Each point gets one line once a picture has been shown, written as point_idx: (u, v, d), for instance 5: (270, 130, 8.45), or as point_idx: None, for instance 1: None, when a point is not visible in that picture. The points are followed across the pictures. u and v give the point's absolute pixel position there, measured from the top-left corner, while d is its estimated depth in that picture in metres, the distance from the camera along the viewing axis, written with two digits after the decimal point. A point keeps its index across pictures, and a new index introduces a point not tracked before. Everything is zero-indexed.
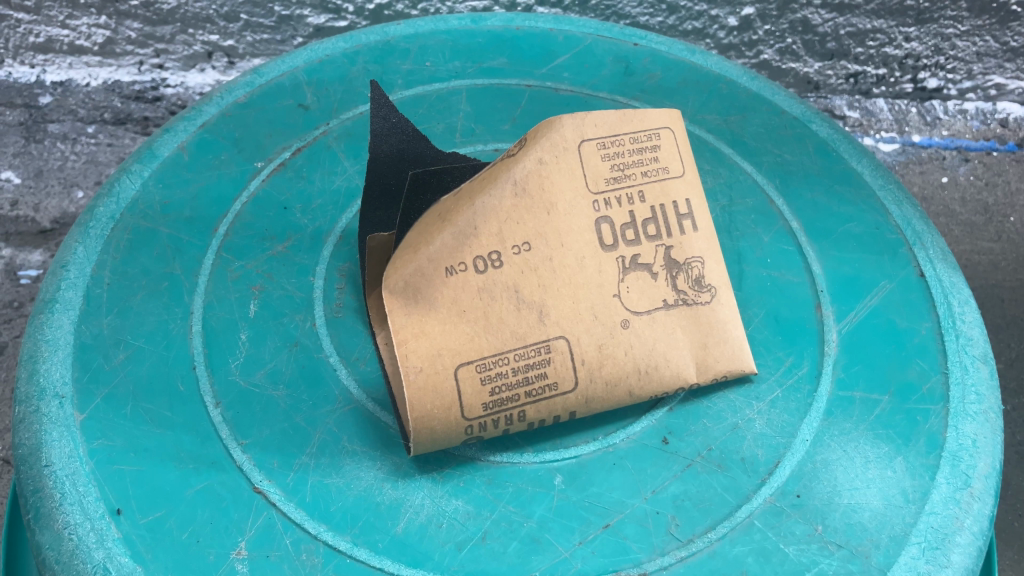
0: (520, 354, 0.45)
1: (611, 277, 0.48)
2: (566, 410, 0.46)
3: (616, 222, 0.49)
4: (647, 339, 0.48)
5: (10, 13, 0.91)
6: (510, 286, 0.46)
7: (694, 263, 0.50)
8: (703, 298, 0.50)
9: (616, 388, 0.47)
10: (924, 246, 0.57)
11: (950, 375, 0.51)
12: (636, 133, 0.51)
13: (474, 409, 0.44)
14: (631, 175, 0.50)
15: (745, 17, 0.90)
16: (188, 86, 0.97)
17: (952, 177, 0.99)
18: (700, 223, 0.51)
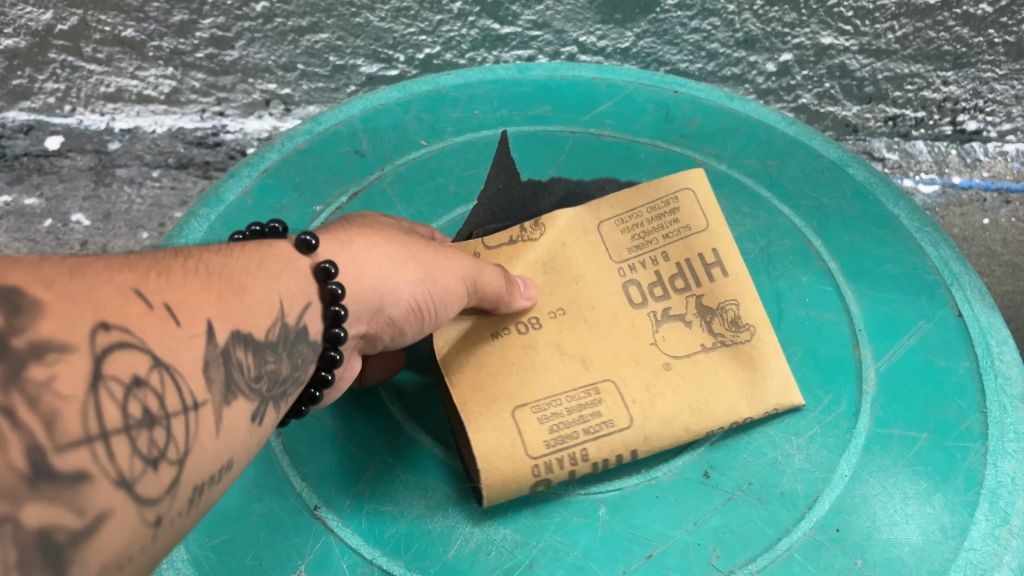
0: (571, 395, 0.49)
1: (645, 328, 0.52)
2: (628, 450, 0.48)
3: (643, 282, 0.53)
4: (693, 378, 0.51)
5: (82, 65, 0.96)
6: (552, 343, 0.50)
7: (728, 305, 0.53)
8: (742, 335, 0.52)
9: (673, 425, 0.49)
10: (961, 286, 0.58)
11: (988, 414, 0.51)
12: (653, 203, 0.55)
13: (538, 447, 0.47)
14: (653, 240, 0.54)
15: (784, 63, 0.93)
16: (246, 132, 1.03)
17: (993, 219, 0.99)
18: (730, 268, 0.54)
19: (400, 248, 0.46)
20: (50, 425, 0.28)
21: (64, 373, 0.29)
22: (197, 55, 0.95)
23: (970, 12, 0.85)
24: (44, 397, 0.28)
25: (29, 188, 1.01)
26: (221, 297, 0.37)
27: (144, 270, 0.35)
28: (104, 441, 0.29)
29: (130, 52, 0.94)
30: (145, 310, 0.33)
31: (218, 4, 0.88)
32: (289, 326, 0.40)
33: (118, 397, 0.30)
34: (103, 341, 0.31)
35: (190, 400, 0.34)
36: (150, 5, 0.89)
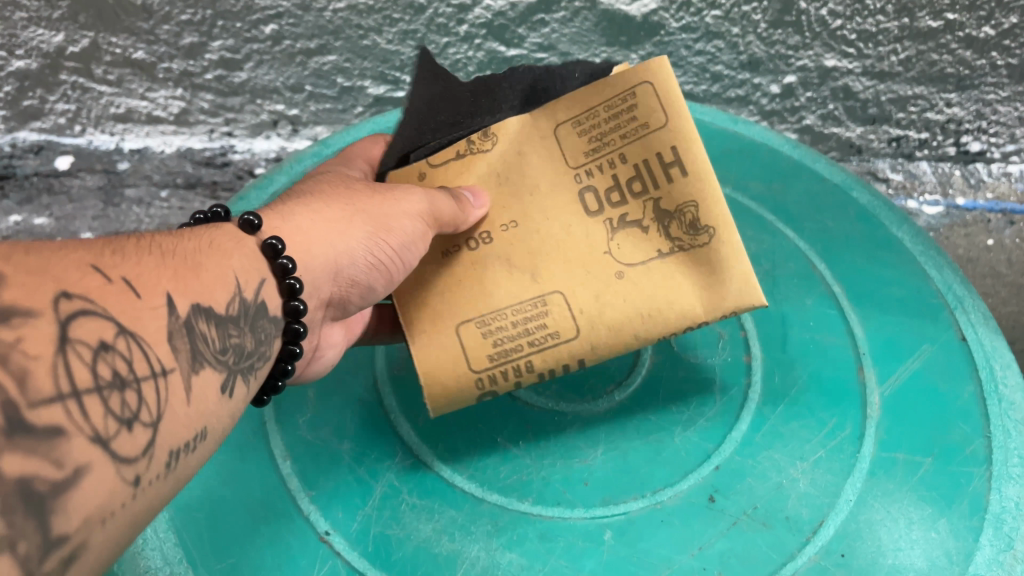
0: (519, 308, 0.50)
1: (599, 237, 0.50)
2: (574, 360, 0.50)
3: (599, 189, 0.50)
4: (645, 285, 0.50)
5: (93, 86, 0.97)
6: (502, 259, 0.50)
7: (688, 207, 0.49)
8: (701, 239, 0.49)
9: (621, 333, 0.50)
10: (965, 310, 0.58)
11: (993, 439, 0.52)
12: (610, 100, 0.49)
13: (479, 361, 0.49)
14: (609, 140, 0.50)
15: (788, 85, 0.93)
16: (254, 152, 1.04)
17: (998, 239, 0.99)
18: (692, 166, 0.49)
19: (342, 210, 0.50)
20: (23, 382, 0.27)
21: (31, 335, 0.29)
22: (206, 76, 0.96)
23: (972, 35, 0.86)
24: (15, 354, 0.28)
25: (39, 207, 1.02)
26: (176, 272, 0.38)
27: (98, 249, 0.35)
28: (76, 399, 0.29)
29: (140, 74, 0.96)
30: (104, 283, 0.33)
31: (228, 26, 0.90)
32: (248, 301, 0.42)
33: (87, 360, 0.30)
34: (67, 309, 0.31)
35: (158, 365, 0.34)
36: (161, 28, 0.91)
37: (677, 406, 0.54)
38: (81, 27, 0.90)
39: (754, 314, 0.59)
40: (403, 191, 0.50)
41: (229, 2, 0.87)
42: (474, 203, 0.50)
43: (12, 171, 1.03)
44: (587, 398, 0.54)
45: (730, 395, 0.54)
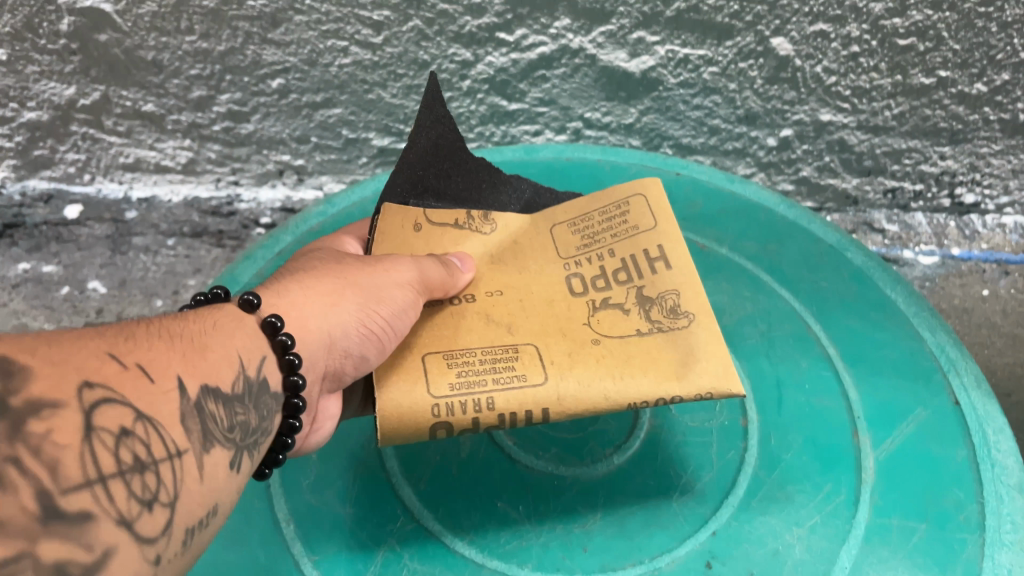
0: (488, 350, 0.49)
1: (580, 312, 0.52)
2: (539, 403, 0.47)
3: (586, 276, 0.54)
4: (619, 353, 0.50)
5: (103, 136, 1.00)
6: (481, 313, 0.52)
7: (668, 296, 0.53)
8: (680, 323, 0.51)
9: (590, 391, 0.48)
10: (958, 373, 0.59)
11: (986, 504, 0.52)
12: (604, 208, 0.57)
13: (440, 387, 0.47)
14: (601, 238, 0.56)
15: (784, 138, 0.95)
16: (260, 202, 1.06)
17: (994, 290, 0.99)
18: (674, 262, 0.54)
19: (334, 282, 0.49)
20: (54, 471, 0.29)
21: (59, 427, 0.30)
22: (213, 127, 0.98)
23: (965, 91, 0.88)
24: (46, 446, 0.29)
25: (47, 255, 1.03)
26: (187, 354, 0.38)
27: (112, 335, 0.35)
28: (102, 485, 0.30)
29: (150, 125, 0.98)
30: (120, 369, 0.34)
31: (236, 80, 0.92)
32: (251, 379, 0.42)
33: (110, 446, 0.31)
34: (89, 398, 0.31)
35: (173, 448, 0.34)
36: (170, 82, 0.93)
37: (674, 470, 0.54)
38: (92, 80, 0.92)
39: (750, 377, 0.60)
40: (392, 263, 0.50)
41: (238, 57, 0.89)
42: (463, 267, 0.53)
43: (21, 220, 1.05)
44: (586, 461, 0.54)
45: (726, 458, 0.55)
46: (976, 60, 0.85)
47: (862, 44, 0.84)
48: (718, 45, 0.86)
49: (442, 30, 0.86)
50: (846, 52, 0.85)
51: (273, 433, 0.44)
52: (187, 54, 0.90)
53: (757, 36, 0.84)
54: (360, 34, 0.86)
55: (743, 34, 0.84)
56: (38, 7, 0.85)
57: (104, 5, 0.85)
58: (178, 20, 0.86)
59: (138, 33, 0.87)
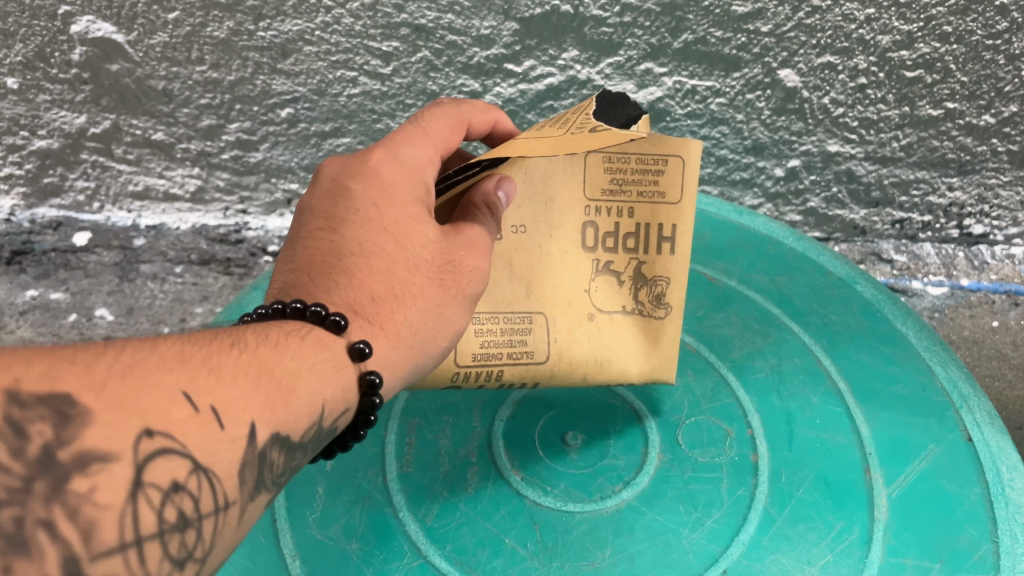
0: (510, 317, 0.55)
1: (585, 273, 0.57)
2: (539, 379, 0.56)
3: (600, 228, 0.56)
4: (605, 336, 0.57)
5: (113, 165, 1.00)
6: (505, 258, 0.55)
7: (659, 282, 0.58)
8: (659, 313, 0.58)
9: (576, 374, 0.57)
10: (971, 409, 0.59)
11: (1001, 543, 0.51)
12: (645, 156, 0.55)
13: (465, 358, 0.54)
14: (628, 190, 0.56)
15: (791, 168, 0.95)
16: (268, 230, 1.06)
17: (1003, 321, 0.99)
18: (679, 248, 0.57)
19: (428, 316, 0.46)
20: (88, 535, 0.28)
21: (104, 484, 0.29)
22: (222, 156, 0.98)
23: (973, 122, 0.88)
24: (84, 508, 0.29)
25: (55, 282, 1.04)
26: (268, 397, 0.36)
27: (195, 367, 0.34)
28: (137, 547, 0.30)
29: (159, 153, 0.99)
30: (191, 414, 0.33)
31: (245, 110, 0.93)
32: (326, 429, 0.40)
33: (155, 504, 0.31)
34: (146, 449, 0.31)
35: (223, 500, 0.34)
36: (180, 111, 0.93)
37: (685, 507, 0.53)
38: (103, 109, 0.93)
39: (760, 412, 0.59)
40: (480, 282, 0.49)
41: (248, 87, 0.90)
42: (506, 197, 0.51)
43: (30, 247, 1.06)
44: (596, 498, 0.54)
45: (738, 495, 0.54)
46: (984, 91, 0.85)
47: (870, 75, 0.84)
48: (727, 77, 0.86)
49: (451, 61, 0.86)
50: (854, 83, 0.85)
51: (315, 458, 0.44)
52: (197, 84, 0.90)
53: (765, 68, 0.85)
54: (369, 64, 0.87)
55: (750, 66, 0.85)
56: (50, 37, 0.86)
57: (116, 36, 0.86)
58: (189, 50, 0.87)
59: (149, 63, 0.88)
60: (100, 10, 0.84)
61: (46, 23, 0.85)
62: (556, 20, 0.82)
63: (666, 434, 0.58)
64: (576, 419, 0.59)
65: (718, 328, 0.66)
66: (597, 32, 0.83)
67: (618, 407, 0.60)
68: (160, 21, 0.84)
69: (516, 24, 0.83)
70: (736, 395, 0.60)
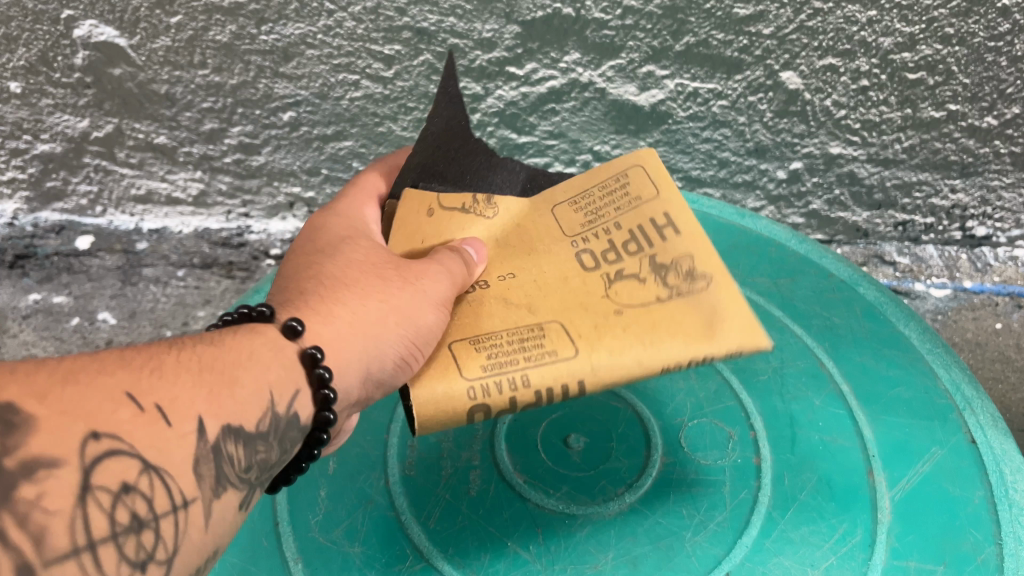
0: (518, 331, 0.46)
1: (598, 285, 0.49)
2: (574, 375, 0.44)
3: (596, 250, 0.51)
4: (645, 320, 0.47)
5: (116, 168, 1.00)
6: (497, 298, 0.49)
7: (682, 261, 0.49)
8: (697, 285, 0.48)
9: (621, 359, 0.45)
10: (973, 412, 0.59)
11: (1005, 546, 0.51)
12: (603, 182, 0.53)
13: (473, 370, 0.45)
14: (604, 213, 0.52)
15: (793, 171, 0.95)
16: (270, 233, 1.07)
17: (1007, 323, 0.98)
18: (682, 228, 0.50)
19: (371, 303, 0.47)
20: (39, 541, 0.28)
21: (53, 489, 0.29)
22: (224, 159, 0.99)
23: (975, 124, 0.88)
24: (34, 513, 0.28)
25: (57, 286, 1.04)
26: (212, 390, 0.37)
27: (135, 370, 0.35)
28: (92, 551, 0.29)
29: (161, 157, 0.99)
30: (136, 414, 0.33)
31: (247, 113, 0.93)
32: (279, 416, 0.40)
33: (107, 506, 0.30)
34: (93, 451, 0.31)
35: (179, 498, 0.34)
36: (183, 115, 0.93)
37: (687, 510, 0.53)
38: (106, 113, 0.93)
39: (763, 415, 0.59)
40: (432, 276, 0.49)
41: (250, 91, 0.90)
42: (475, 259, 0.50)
43: (33, 251, 1.06)
44: (597, 501, 0.54)
45: (740, 498, 0.54)
46: (986, 93, 0.85)
47: (872, 78, 0.84)
48: (728, 79, 0.86)
49: (452, 64, 0.86)
50: (856, 85, 0.85)
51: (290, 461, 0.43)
52: (199, 87, 0.90)
53: (767, 70, 0.85)
54: (371, 68, 0.87)
55: (752, 68, 0.85)
56: (53, 41, 0.86)
57: (119, 40, 0.86)
58: (191, 54, 0.87)
59: (152, 68, 0.88)
60: (102, 14, 0.83)
61: (48, 27, 0.84)
62: (557, 23, 0.82)
63: (668, 436, 0.58)
64: (579, 422, 0.58)
65: None
66: (599, 35, 0.83)
67: (619, 410, 0.59)
68: (162, 25, 0.84)
69: (517, 27, 0.83)
70: (739, 398, 0.60)
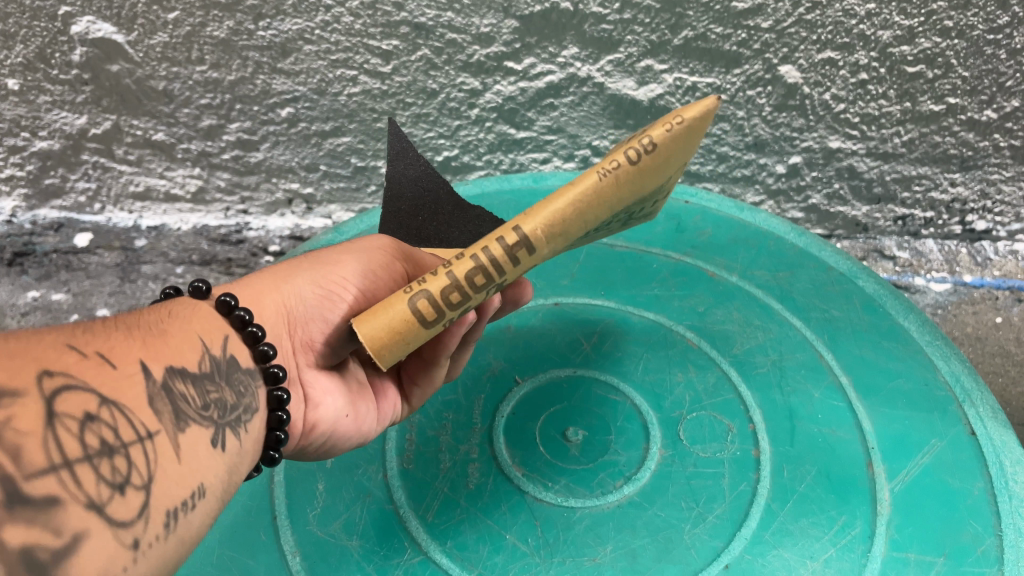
0: None
1: None
2: (505, 226, 0.37)
3: None
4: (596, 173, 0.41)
5: (114, 165, 1.00)
6: None
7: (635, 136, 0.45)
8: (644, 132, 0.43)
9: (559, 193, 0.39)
10: (973, 404, 0.59)
11: (1005, 537, 0.50)
12: None
13: None
14: None
15: (792, 165, 0.95)
16: (268, 230, 1.07)
17: (1007, 317, 0.98)
18: None
19: (289, 264, 0.49)
20: (16, 457, 0.26)
21: (20, 414, 0.27)
22: (223, 156, 0.98)
23: (974, 118, 0.88)
24: (7, 434, 0.26)
25: (56, 283, 1.04)
26: (143, 340, 0.36)
27: (68, 328, 0.33)
28: (68, 469, 0.28)
29: (160, 154, 0.99)
30: (81, 358, 0.32)
31: (246, 109, 0.93)
32: (218, 359, 0.40)
33: (75, 431, 0.29)
34: (50, 385, 0.29)
35: (144, 430, 0.32)
36: (181, 111, 0.93)
37: (687, 503, 0.53)
38: (104, 109, 0.93)
39: (763, 408, 0.59)
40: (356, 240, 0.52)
41: (248, 87, 0.90)
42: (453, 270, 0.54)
43: (32, 248, 1.06)
44: (597, 493, 0.54)
45: (740, 490, 0.54)
46: (985, 86, 0.84)
47: (871, 71, 0.84)
48: (727, 73, 0.86)
49: (451, 59, 0.86)
50: (855, 79, 0.85)
51: (260, 412, 0.43)
52: (197, 84, 0.90)
53: (765, 64, 0.84)
54: (369, 63, 0.87)
55: (751, 62, 0.84)
56: (50, 38, 0.86)
57: (116, 36, 0.86)
58: (189, 50, 0.87)
59: (150, 64, 0.88)
60: (100, 10, 0.83)
61: (47, 23, 0.84)
62: (556, 18, 0.82)
63: (668, 429, 0.57)
64: (578, 415, 0.58)
65: (719, 324, 0.65)
66: (597, 30, 0.83)
67: (618, 403, 0.59)
68: (160, 21, 0.84)
69: (516, 21, 0.83)
70: (738, 391, 0.60)
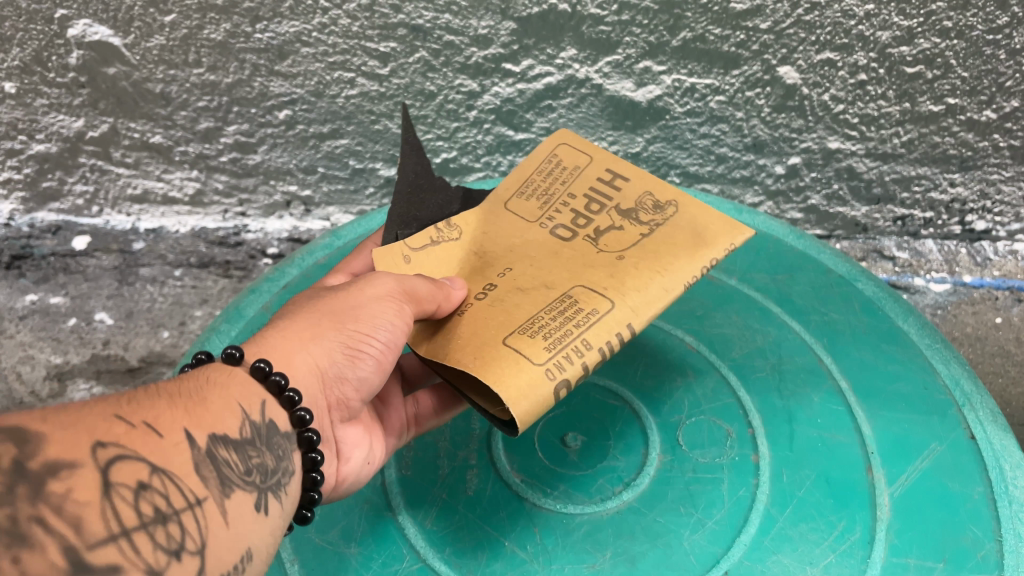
0: (553, 310, 0.48)
1: (587, 249, 0.53)
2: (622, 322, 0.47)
3: (566, 223, 0.56)
4: (646, 253, 0.52)
5: (111, 168, 1.00)
6: (511, 288, 0.51)
7: (645, 199, 0.56)
8: (669, 213, 0.54)
9: (649, 290, 0.49)
10: (974, 407, 0.58)
11: (1005, 543, 0.50)
12: (540, 168, 0.60)
13: (540, 354, 0.45)
14: (552, 190, 0.59)
15: (791, 166, 0.95)
16: (267, 232, 1.07)
17: (1007, 317, 0.98)
18: (627, 176, 0.58)
19: (306, 318, 0.48)
20: (79, 528, 0.28)
21: (78, 486, 0.29)
22: (221, 159, 0.98)
23: (974, 118, 0.88)
24: (67, 505, 0.28)
25: (55, 286, 1.03)
26: (188, 410, 0.37)
27: (115, 399, 0.34)
28: (128, 538, 0.29)
29: (157, 156, 0.99)
30: (130, 428, 0.33)
31: (243, 111, 0.92)
32: (257, 424, 0.41)
33: (131, 501, 0.30)
34: (104, 456, 0.31)
35: (193, 497, 0.34)
36: (178, 114, 0.93)
37: (686, 508, 0.53)
38: (101, 113, 0.93)
39: (762, 411, 0.59)
40: (371, 279, 0.49)
41: (246, 89, 0.90)
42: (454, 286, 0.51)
43: (30, 251, 1.06)
44: (596, 500, 0.53)
45: (739, 495, 0.53)
46: (985, 87, 0.84)
47: (870, 72, 0.84)
48: (725, 74, 0.86)
49: (449, 61, 0.86)
50: (854, 79, 0.85)
51: (296, 473, 0.43)
52: (195, 86, 0.90)
53: (764, 65, 0.84)
54: (367, 65, 0.87)
55: (750, 63, 0.84)
56: (46, 42, 0.85)
57: (113, 39, 0.85)
58: (186, 52, 0.86)
59: (147, 67, 0.88)
60: (96, 13, 0.83)
61: (42, 27, 0.84)
62: (554, 19, 0.82)
63: (667, 434, 0.57)
64: (575, 420, 0.58)
65: (718, 327, 0.66)
66: (596, 31, 0.83)
67: (618, 408, 0.59)
68: (157, 24, 0.84)
69: (513, 23, 0.82)
70: (737, 395, 0.60)
